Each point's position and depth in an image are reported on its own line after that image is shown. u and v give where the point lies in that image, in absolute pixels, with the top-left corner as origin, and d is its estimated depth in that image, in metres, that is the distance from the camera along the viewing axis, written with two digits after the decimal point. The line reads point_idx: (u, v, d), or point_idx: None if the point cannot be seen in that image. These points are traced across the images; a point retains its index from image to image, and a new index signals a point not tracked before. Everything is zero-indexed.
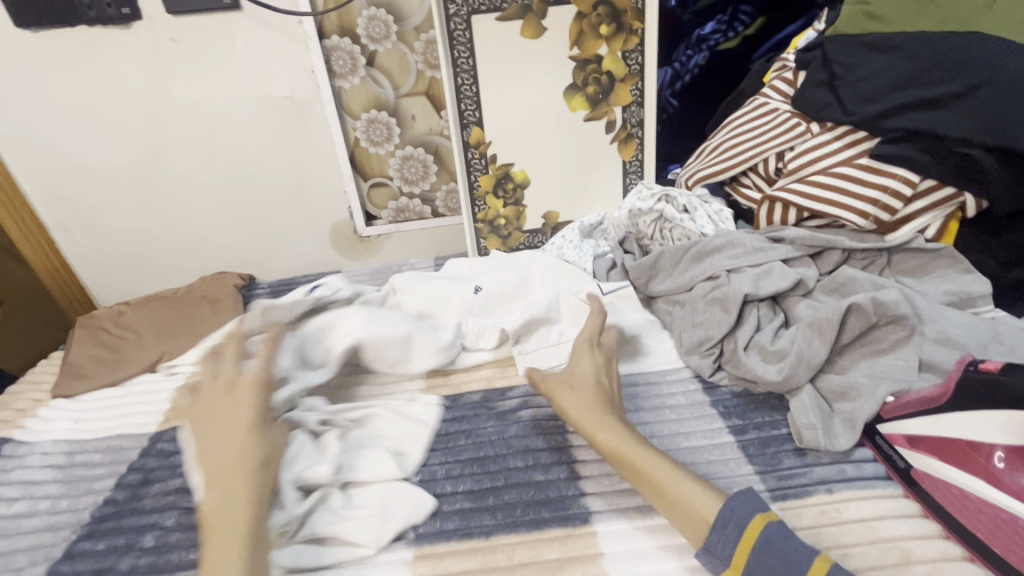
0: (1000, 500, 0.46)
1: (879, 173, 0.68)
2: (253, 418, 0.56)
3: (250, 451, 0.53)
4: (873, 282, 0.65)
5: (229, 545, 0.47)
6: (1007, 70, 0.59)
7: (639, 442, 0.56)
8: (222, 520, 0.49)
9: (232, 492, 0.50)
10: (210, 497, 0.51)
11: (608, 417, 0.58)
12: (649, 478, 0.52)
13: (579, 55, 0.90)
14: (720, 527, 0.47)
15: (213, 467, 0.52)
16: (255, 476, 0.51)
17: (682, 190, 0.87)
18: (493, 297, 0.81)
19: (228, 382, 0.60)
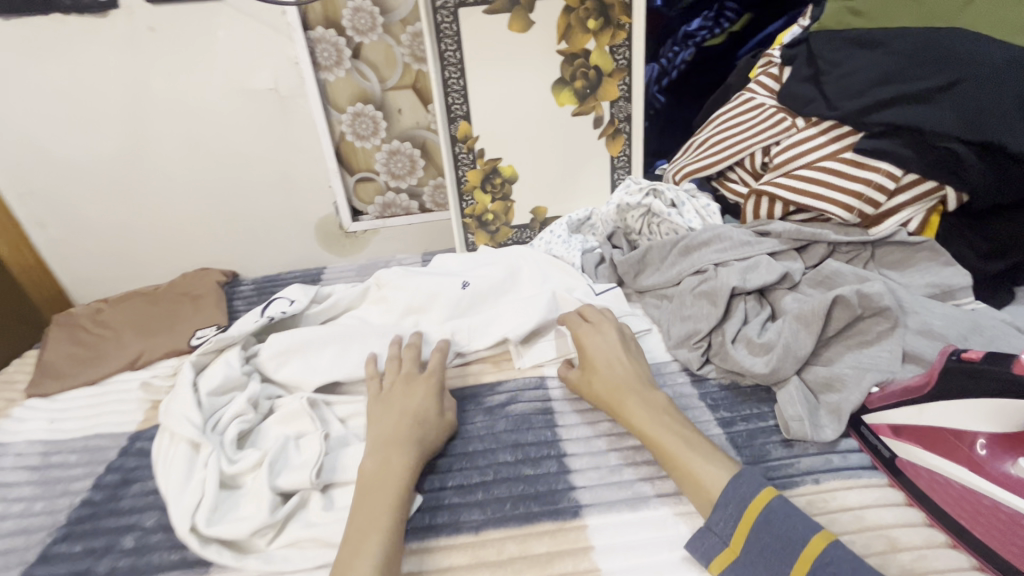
0: (981, 487, 0.47)
1: (863, 167, 0.68)
2: (419, 407, 0.62)
3: (408, 433, 0.59)
4: (858, 275, 0.66)
5: (377, 509, 0.52)
6: (986, 66, 0.61)
7: (658, 417, 0.58)
8: (373, 486, 0.54)
9: (389, 462, 0.56)
10: (369, 464, 0.56)
11: (627, 393, 0.61)
12: (665, 454, 0.55)
13: (566, 50, 0.90)
14: (722, 507, 0.50)
15: (379, 440, 0.58)
16: (410, 457, 0.57)
17: (669, 185, 0.87)
18: (481, 292, 0.80)
19: (404, 374, 0.66)
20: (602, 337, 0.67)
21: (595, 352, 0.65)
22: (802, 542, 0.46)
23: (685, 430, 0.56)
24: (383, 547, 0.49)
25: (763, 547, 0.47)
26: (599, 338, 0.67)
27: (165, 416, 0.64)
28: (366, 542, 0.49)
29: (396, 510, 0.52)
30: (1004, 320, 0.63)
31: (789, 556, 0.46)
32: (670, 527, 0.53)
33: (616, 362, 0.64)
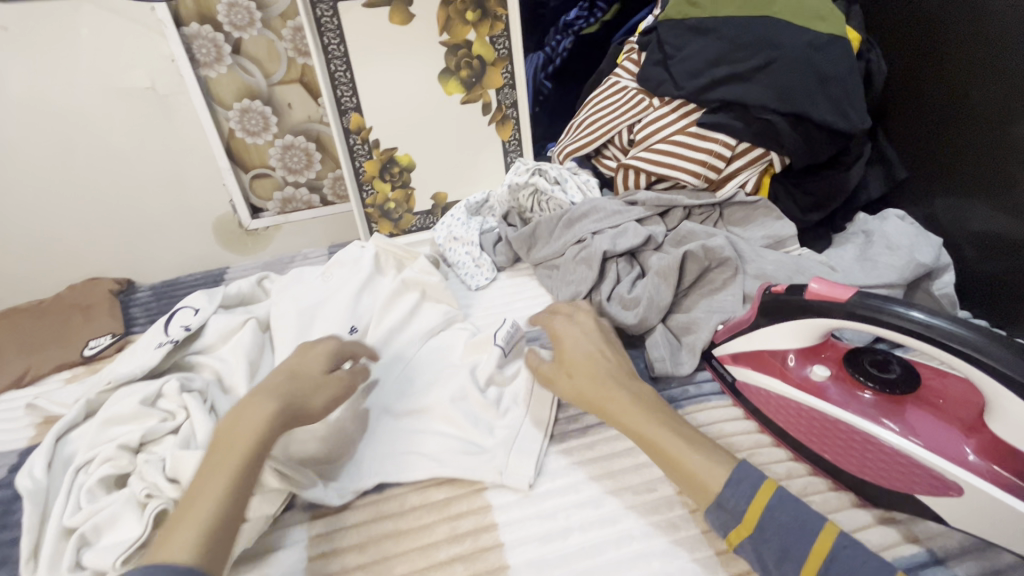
0: (788, 393, 0.58)
1: (705, 139, 0.78)
2: (297, 369, 0.58)
3: (277, 389, 0.55)
4: (708, 232, 0.76)
5: (227, 456, 0.49)
6: (790, 48, 0.72)
7: (648, 411, 0.54)
8: (225, 442, 0.50)
9: (243, 418, 0.51)
10: (224, 419, 0.52)
11: (611, 388, 0.56)
12: (651, 445, 0.51)
13: (448, 41, 0.94)
14: (734, 483, 0.47)
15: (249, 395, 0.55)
16: (267, 410, 0.52)
17: (554, 164, 0.94)
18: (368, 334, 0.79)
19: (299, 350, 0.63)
20: (578, 330, 0.65)
21: (579, 347, 0.62)
22: (816, 527, 0.44)
23: (684, 427, 0.53)
24: (222, 501, 0.46)
25: (779, 527, 0.45)
26: (576, 335, 0.64)
27: (68, 440, 0.62)
28: (200, 502, 0.46)
29: (237, 485, 0.47)
30: (821, 262, 0.76)
31: (806, 535, 0.44)
32: (550, 461, 0.60)
33: (592, 366, 0.59)
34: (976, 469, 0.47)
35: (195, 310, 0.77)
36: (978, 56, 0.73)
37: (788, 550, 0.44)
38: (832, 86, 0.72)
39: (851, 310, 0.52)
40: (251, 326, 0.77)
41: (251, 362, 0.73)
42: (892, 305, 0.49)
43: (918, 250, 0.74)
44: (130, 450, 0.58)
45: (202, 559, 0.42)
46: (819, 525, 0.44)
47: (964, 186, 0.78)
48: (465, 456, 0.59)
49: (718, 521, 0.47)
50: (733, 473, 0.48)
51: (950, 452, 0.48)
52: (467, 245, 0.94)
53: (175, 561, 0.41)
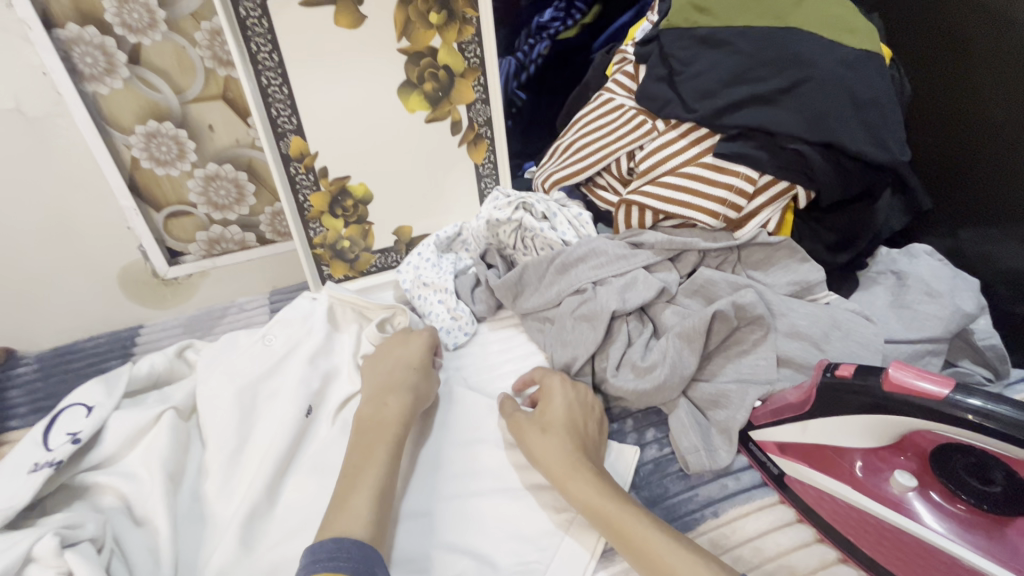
0: (864, 504, 0.48)
1: (723, 172, 0.67)
2: (412, 357, 0.64)
3: (403, 380, 0.61)
4: (730, 283, 0.65)
5: (378, 440, 0.55)
6: (821, 67, 0.62)
7: (616, 496, 0.50)
8: (372, 426, 0.57)
9: (385, 404, 0.58)
10: (366, 410, 0.58)
11: (580, 463, 0.52)
12: (621, 536, 0.47)
13: (409, 48, 0.78)
14: None
15: (376, 386, 0.61)
16: (407, 403, 0.59)
17: (539, 195, 0.80)
18: (324, 421, 0.64)
19: (399, 336, 0.68)
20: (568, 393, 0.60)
21: (567, 403, 0.58)
22: None
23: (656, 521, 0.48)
24: (383, 475, 0.52)
25: None
26: (560, 394, 0.59)
27: None
28: (365, 472, 0.52)
29: (389, 467, 0.53)
30: (855, 310, 0.66)
31: None
32: None
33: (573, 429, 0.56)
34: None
35: (89, 408, 0.59)
36: (1004, 71, 0.65)
37: None
38: (868, 112, 0.62)
39: (944, 409, 0.42)
40: (169, 420, 0.59)
41: (171, 475, 0.56)
42: (992, 402, 0.40)
43: (959, 297, 0.66)
44: None
45: (371, 530, 0.48)
46: None
47: (993, 217, 0.71)
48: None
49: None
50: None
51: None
52: (440, 293, 0.79)
53: (353, 537, 0.46)
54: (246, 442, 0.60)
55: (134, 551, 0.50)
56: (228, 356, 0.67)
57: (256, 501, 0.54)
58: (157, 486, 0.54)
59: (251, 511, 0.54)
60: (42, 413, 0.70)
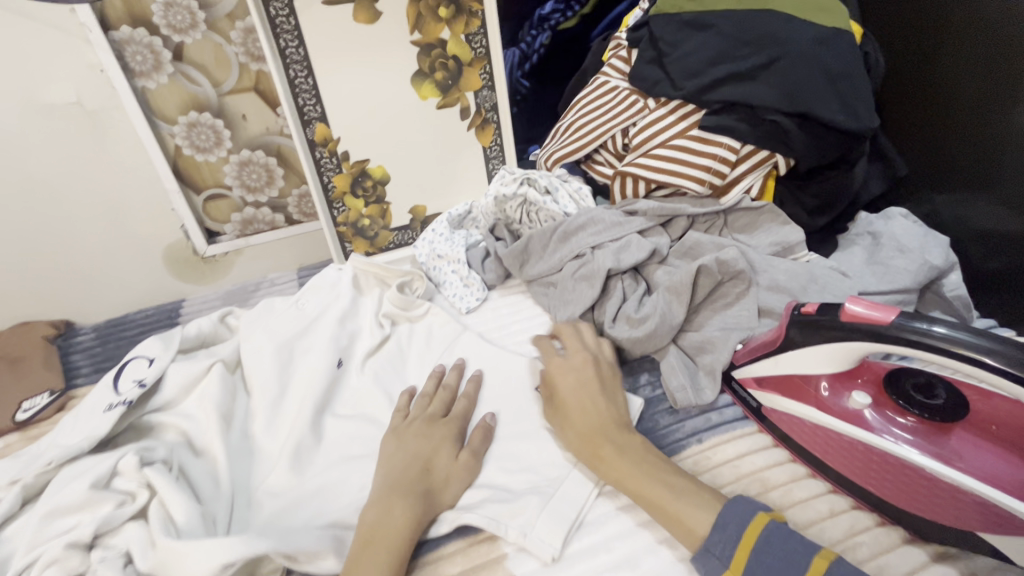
0: (829, 424, 0.54)
1: (707, 143, 0.73)
2: (434, 456, 0.58)
3: (414, 483, 0.55)
4: (715, 243, 0.72)
5: (378, 559, 0.49)
6: (796, 44, 0.68)
7: (642, 459, 0.54)
8: (375, 535, 0.51)
9: (393, 511, 0.52)
10: (370, 512, 0.52)
11: (603, 436, 0.56)
12: (641, 493, 0.52)
13: (421, 40, 0.86)
14: (720, 528, 0.47)
15: (384, 487, 0.55)
16: (418, 509, 0.53)
17: (542, 172, 0.88)
18: (354, 374, 0.72)
19: (427, 416, 0.63)
20: (576, 370, 0.63)
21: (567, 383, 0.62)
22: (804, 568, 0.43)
23: (675, 477, 0.52)
24: None
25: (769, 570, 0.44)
26: (571, 377, 0.62)
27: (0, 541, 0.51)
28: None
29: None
30: (832, 267, 0.72)
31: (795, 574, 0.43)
32: (590, 512, 0.55)
33: (590, 400, 0.59)
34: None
35: (150, 359, 0.67)
36: (975, 48, 0.71)
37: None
38: (840, 84, 0.68)
39: (888, 332, 0.48)
40: (218, 371, 0.67)
41: (223, 415, 0.64)
42: (934, 325, 0.47)
43: (929, 251, 0.71)
44: (81, 546, 0.49)
45: None
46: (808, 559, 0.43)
47: (966, 182, 0.76)
48: (496, 500, 0.56)
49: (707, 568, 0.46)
50: (718, 518, 0.48)
51: (1007, 478, 0.46)
52: (453, 264, 0.87)
53: None
54: (285, 391, 0.68)
55: (197, 473, 0.58)
56: (265, 318, 0.76)
57: (299, 438, 0.62)
58: (213, 423, 0.62)
59: (295, 445, 0.62)
60: (104, 371, 0.79)
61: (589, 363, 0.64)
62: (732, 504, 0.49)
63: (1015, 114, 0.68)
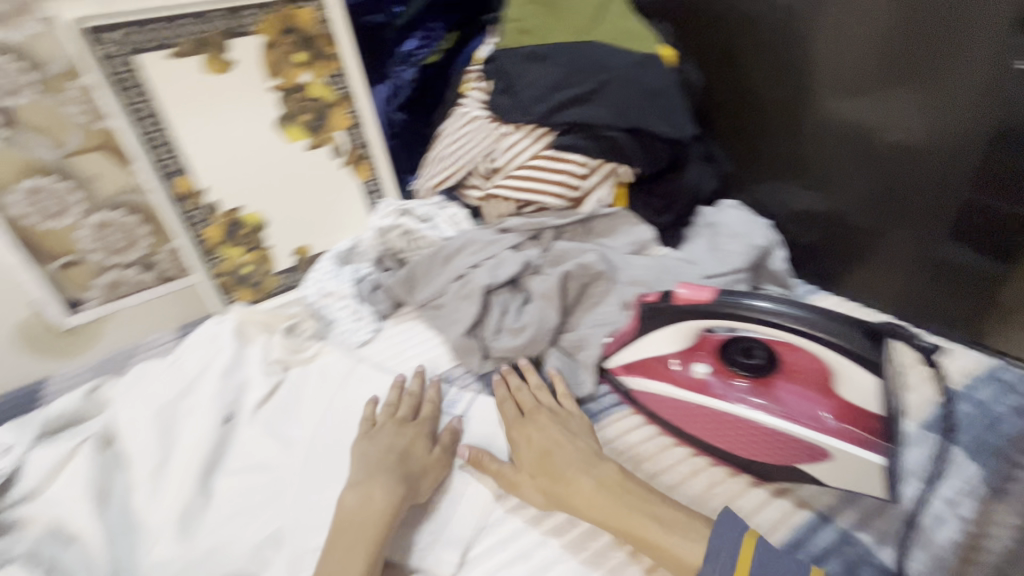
0: (682, 397, 0.61)
1: (559, 160, 0.82)
2: (412, 446, 0.62)
3: (397, 468, 0.58)
4: (578, 248, 0.80)
5: (353, 545, 0.51)
6: (618, 70, 0.78)
7: (620, 494, 0.52)
8: (348, 523, 0.53)
9: (371, 497, 0.55)
10: (352, 496, 0.55)
11: (574, 477, 0.54)
12: (634, 536, 0.49)
13: (282, 85, 0.89)
14: (714, 557, 0.46)
15: (366, 470, 0.58)
16: (398, 489, 0.56)
17: (418, 202, 0.93)
18: (246, 427, 0.70)
19: (398, 418, 0.66)
20: (545, 416, 0.63)
21: (533, 430, 0.61)
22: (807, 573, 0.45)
23: (651, 499, 0.51)
24: None
25: None
26: (533, 428, 0.61)
27: None
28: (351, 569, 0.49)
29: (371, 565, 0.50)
30: (680, 258, 0.82)
31: None
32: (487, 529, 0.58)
33: (563, 441, 0.59)
34: (833, 431, 0.54)
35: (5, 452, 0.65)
36: (769, 61, 0.84)
37: None
38: (660, 101, 0.78)
39: (715, 308, 0.56)
40: (87, 450, 0.63)
41: (97, 494, 0.61)
42: (749, 300, 0.55)
43: (754, 234, 0.84)
44: None
45: None
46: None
47: (783, 172, 0.90)
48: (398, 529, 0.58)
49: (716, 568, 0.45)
50: (710, 544, 0.46)
51: (813, 419, 0.55)
52: (342, 300, 0.88)
53: None
54: (169, 458, 0.65)
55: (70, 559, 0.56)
56: (139, 384, 0.73)
57: (186, 502, 0.61)
58: (85, 504, 0.59)
59: (182, 510, 0.60)
60: None
61: (546, 416, 0.63)
62: (727, 514, 0.49)
63: (814, 112, 0.82)
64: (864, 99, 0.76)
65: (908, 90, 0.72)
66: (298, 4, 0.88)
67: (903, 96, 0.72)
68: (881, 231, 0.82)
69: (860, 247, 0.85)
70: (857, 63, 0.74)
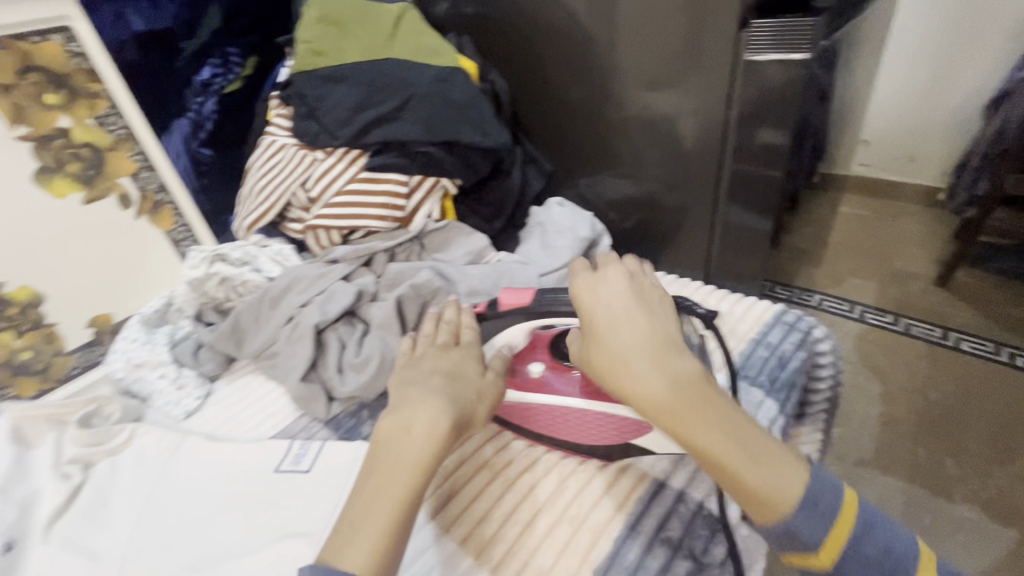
0: (523, 400, 0.62)
1: (377, 181, 0.79)
2: (462, 369, 0.57)
3: (430, 398, 0.51)
4: (412, 268, 0.78)
5: (383, 487, 0.45)
6: (419, 85, 0.78)
7: (718, 419, 0.43)
8: (388, 457, 0.47)
9: (410, 433, 0.48)
10: (390, 425, 0.49)
11: (667, 370, 0.46)
12: (709, 459, 0.43)
13: (33, 133, 0.75)
14: (810, 505, 0.41)
15: (398, 401, 0.52)
16: (442, 412, 0.50)
17: (232, 244, 0.84)
18: (37, 546, 0.58)
19: (439, 344, 0.60)
20: (611, 298, 0.51)
21: (603, 309, 0.51)
22: (910, 558, 0.40)
23: (744, 424, 0.44)
24: (378, 539, 0.42)
25: (863, 560, 0.40)
26: (605, 290, 0.52)
27: None
28: (362, 533, 0.42)
29: (392, 519, 0.44)
30: (516, 260, 0.84)
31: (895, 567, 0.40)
32: None
33: (636, 332, 0.48)
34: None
35: None
36: (568, 63, 0.89)
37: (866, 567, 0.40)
38: (469, 112, 0.79)
39: (536, 307, 0.59)
40: None
41: None
42: (569, 295, 0.59)
43: (578, 227, 0.89)
44: None
45: None
46: (907, 554, 0.41)
47: (598, 166, 0.96)
48: None
49: (820, 528, 0.41)
50: (809, 490, 0.42)
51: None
52: (158, 368, 0.77)
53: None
54: None
55: None
56: None
57: None
58: None
59: None
60: None
61: (625, 280, 0.53)
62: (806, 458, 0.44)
63: (615, 106, 0.88)
64: (652, 94, 0.83)
65: (689, 82, 0.79)
66: (40, 37, 0.75)
67: (687, 87, 0.80)
68: (682, 209, 0.92)
69: (667, 226, 0.95)
70: (648, 56, 0.80)
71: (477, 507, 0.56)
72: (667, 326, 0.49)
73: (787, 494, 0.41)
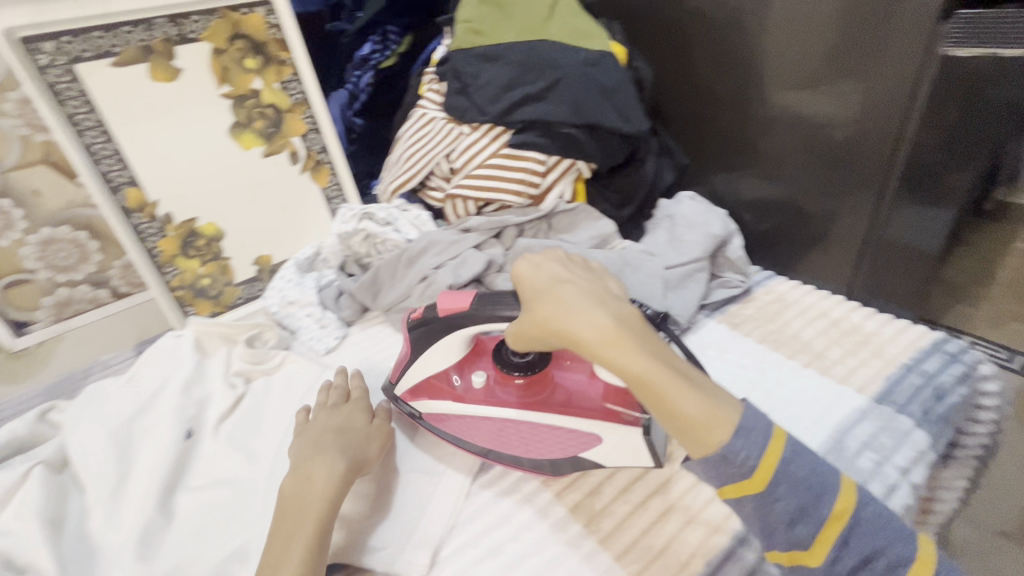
0: (469, 411, 0.60)
1: (517, 159, 0.82)
2: (349, 423, 0.59)
3: (325, 453, 0.54)
4: (543, 245, 0.80)
5: (302, 523, 0.48)
6: (568, 67, 0.79)
7: (653, 355, 0.46)
8: (293, 506, 0.50)
9: (310, 478, 0.51)
10: (287, 481, 0.52)
11: (615, 327, 0.47)
12: (649, 393, 0.45)
13: (232, 92, 0.87)
14: (744, 434, 0.43)
15: (302, 453, 0.55)
16: (332, 463, 0.53)
17: (380, 205, 0.92)
18: (208, 440, 0.68)
19: (331, 405, 0.62)
20: (550, 271, 0.54)
21: (541, 278, 0.53)
22: (843, 490, 0.43)
23: (679, 362, 0.47)
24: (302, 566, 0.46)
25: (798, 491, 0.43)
26: (547, 267, 0.55)
27: None
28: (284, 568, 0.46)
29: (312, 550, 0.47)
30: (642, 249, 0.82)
31: (832, 496, 0.43)
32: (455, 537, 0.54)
33: (573, 295, 0.50)
34: (599, 411, 0.55)
35: None
36: (713, 55, 0.86)
37: (808, 512, 0.42)
38: (614, 97, 0.80)
39: (477, 310, 0.55)
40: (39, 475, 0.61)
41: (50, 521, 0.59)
42: (507, 297, 0.55)
43: (710, 224, 0.85)
44: None
45: None
46: (843, 499, 0.43)
47: (739, 164, 0.92)
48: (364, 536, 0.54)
49: (807, 526, 0.42)
50: (743, 421, 0.44)
51: (580, 403, 0.57)
52: (306, 308, 0.87)
53: None
54: (127, 475, 0.64)
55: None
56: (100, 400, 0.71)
57: (145, 520, 0.59)
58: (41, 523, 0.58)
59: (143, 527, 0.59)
60: None
61: (558, 262, 0.56)
62: (793, 442, 0.45)
63: (762, 103, 0.84)
64: (794, 95, 0.80)
65: (851, 81, 0.73)
66: (248, 9, 0.86)
67: (846, 87, 0.74)
68: (831, 218, 0.85)
69: (811, 232, 0.88)
70: (800, 53, 0.76)
71: (584, 480, 0.57)
72: (602, 283, 0.54)
73: (768, 483, 0.43)
